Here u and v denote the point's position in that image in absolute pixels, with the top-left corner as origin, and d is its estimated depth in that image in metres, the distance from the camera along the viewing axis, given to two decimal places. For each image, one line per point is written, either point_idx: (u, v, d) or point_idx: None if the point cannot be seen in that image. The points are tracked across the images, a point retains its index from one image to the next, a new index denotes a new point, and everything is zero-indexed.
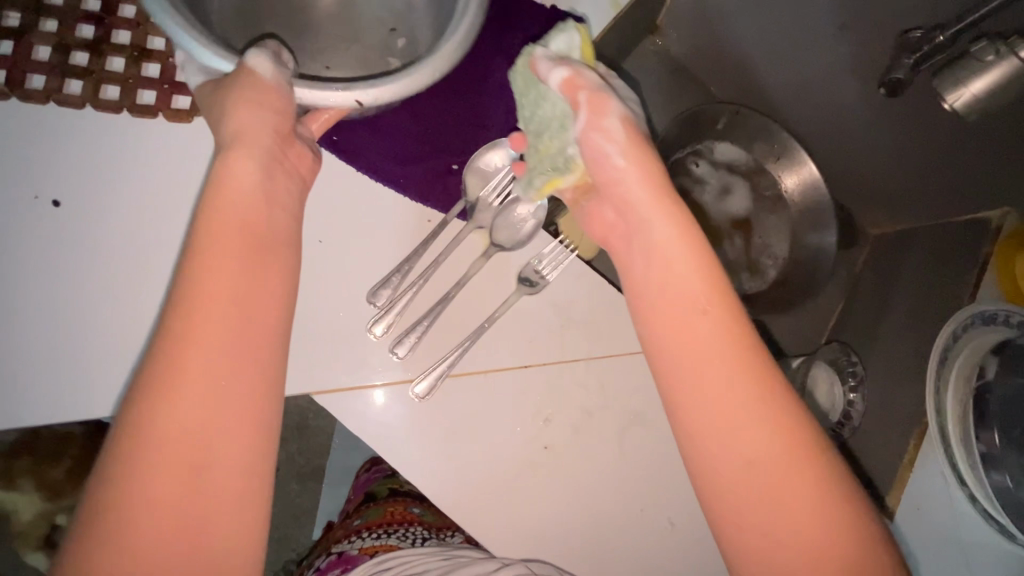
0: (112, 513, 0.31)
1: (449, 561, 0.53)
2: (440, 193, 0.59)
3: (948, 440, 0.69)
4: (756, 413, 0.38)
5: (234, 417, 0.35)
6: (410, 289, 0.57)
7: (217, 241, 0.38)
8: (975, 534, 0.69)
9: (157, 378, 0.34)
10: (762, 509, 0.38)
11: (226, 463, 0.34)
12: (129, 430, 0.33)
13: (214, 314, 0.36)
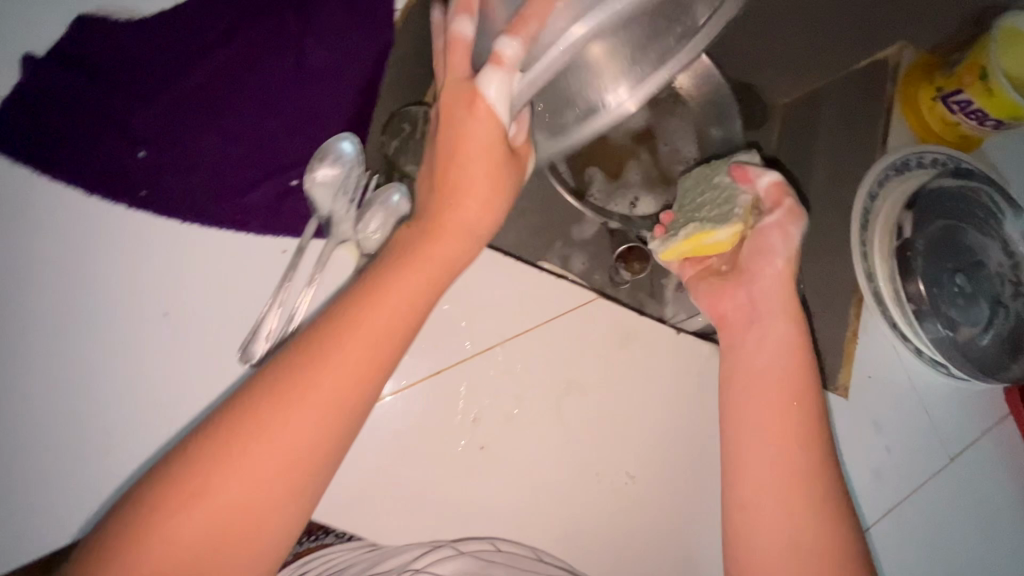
0: (148, 532, 0.33)
1: (376, 552, 0.52)
2: (290, 217, 0.53)
3: (885, 300, 0.68)
4: (791, 462, 0.49)
5: (293, 475, 0.36)
6: (284, 334, 0.50)
7: (376, 312, 0.39)
8: (931, 385, 0.70)
9: (255, 401, 0.36)
10: (774, 528, 0.48)
11: (270, 532, 0.36)
12: (206, 442, 0.36)
13: (333, 383, 0.38)
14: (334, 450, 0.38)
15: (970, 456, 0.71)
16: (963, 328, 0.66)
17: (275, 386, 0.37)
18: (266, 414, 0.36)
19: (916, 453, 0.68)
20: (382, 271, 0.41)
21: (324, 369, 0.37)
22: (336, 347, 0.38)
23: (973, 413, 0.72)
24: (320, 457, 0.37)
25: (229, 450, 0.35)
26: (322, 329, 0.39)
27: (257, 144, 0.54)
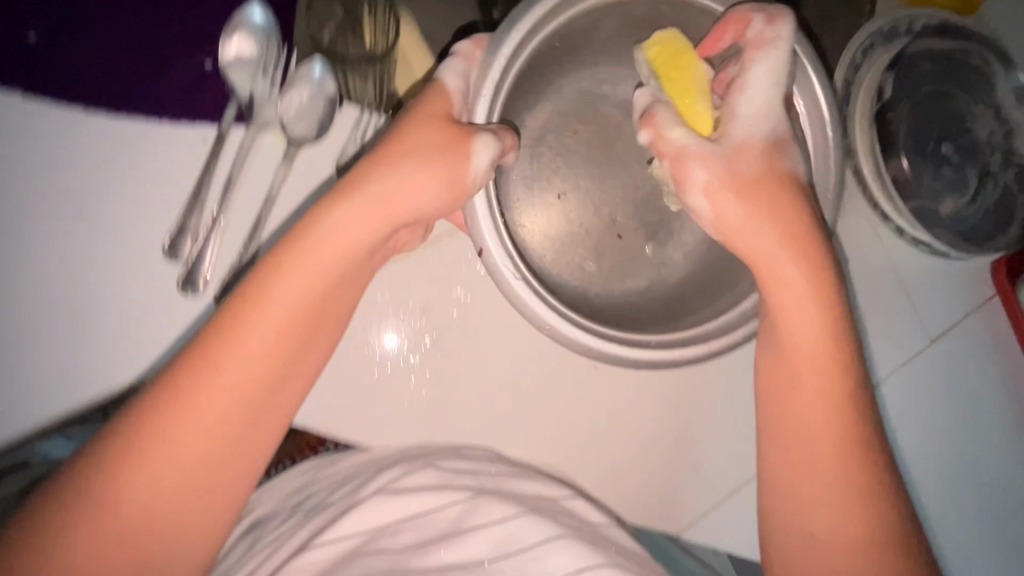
0: (100, 510, 0.37)
1: (355, 467, 0.57)
2: (208, 107, 0.51)
3: (866, 176, 0.63)
4: (835, 451, 0.45)
5: (196, 490, 0.40)
6: (214, 225, 0.49)
7: (263, 332, 0.41)
8: (912, 265, 0.66)
9: (137, 438, 0.38)
10: (811, 523, 0.45)
11: (214, 501, 0.41)
12: (130, 428, 0.38)
13: (238, 368, 0.41)
14: (257, 426, 0.42)
15: (956, 334, 0.68)
16: (947, 200, 0.62)
17: (186, 378, 0.40)
18: (175, 415, 0.39)
19: (892, 335, 0.66)
20: (280, 264, 0.43)
21: (232, 354, 0.40)
22: (243, 338, 0.41)
23: (961, 290, 0.68)
24: (243, 437, 0.41)
25: (157, 436, 0.38)
26: (220, 323, 0.41)
27: (174, 37, 0.55)
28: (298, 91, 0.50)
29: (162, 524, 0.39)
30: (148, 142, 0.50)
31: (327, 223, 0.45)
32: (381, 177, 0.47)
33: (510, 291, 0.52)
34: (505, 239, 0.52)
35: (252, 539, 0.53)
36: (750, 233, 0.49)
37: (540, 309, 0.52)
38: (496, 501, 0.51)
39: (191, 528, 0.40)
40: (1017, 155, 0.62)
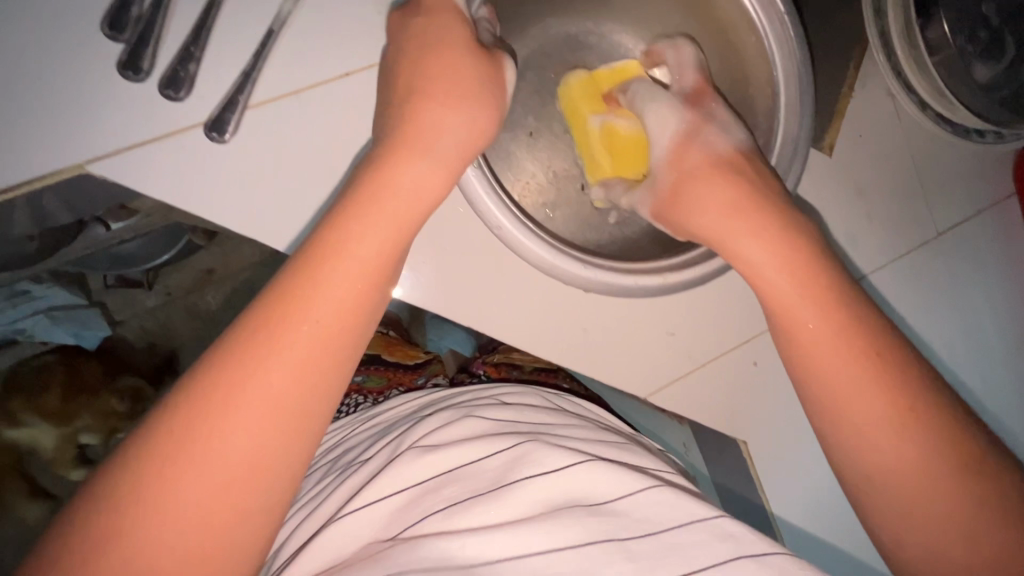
0: (150, 490, 0.29)
1: (379, 425, 0.55)
2: None
3: (891, 40, 0.57)
4: (881, 420, 0.39)
5: (278, 455, 0.32)
6: (157, 10, 0.42)
7: (339, 269, 0.35)
8: (930, 145, 0.62)
9: (205, 394, 0.31)
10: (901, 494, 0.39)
11: (275, 488, 0.33)
12: (187, 398, 0.31)
13: (317, 320, 0.34)
14: (331, 393, 0.35)
15: (969, 230, 0.64)
16: (980, 67, 0.56)
17: (256, 337, 0.33)
18: (246, 371, 0.32)
19: (904, 223, 0.62)
20: (352, 210, 0.37)
21: (310, 308, 0.34)
22: (321, 287, 0.34)
23: (980, 184, 0.64)
24: (319, 408, 0.34)
25: (222, 403, 0.31)
26: (294, 275, 0.35)
27: None
28: None
29: (223, 525, 0.31)
30: None
31: (397, 178, 0.40)
32: (424, 114, 0.43)
33: (482, 209, 0.46)
34: (509, 206, 0.47)
35: (298, 499, 0.51)
36: (705, 201, 0.48)
37: (542, 250, 0.47)
38: (542, 451, 0.44)
39: (258, 520, 0.32)
40: None
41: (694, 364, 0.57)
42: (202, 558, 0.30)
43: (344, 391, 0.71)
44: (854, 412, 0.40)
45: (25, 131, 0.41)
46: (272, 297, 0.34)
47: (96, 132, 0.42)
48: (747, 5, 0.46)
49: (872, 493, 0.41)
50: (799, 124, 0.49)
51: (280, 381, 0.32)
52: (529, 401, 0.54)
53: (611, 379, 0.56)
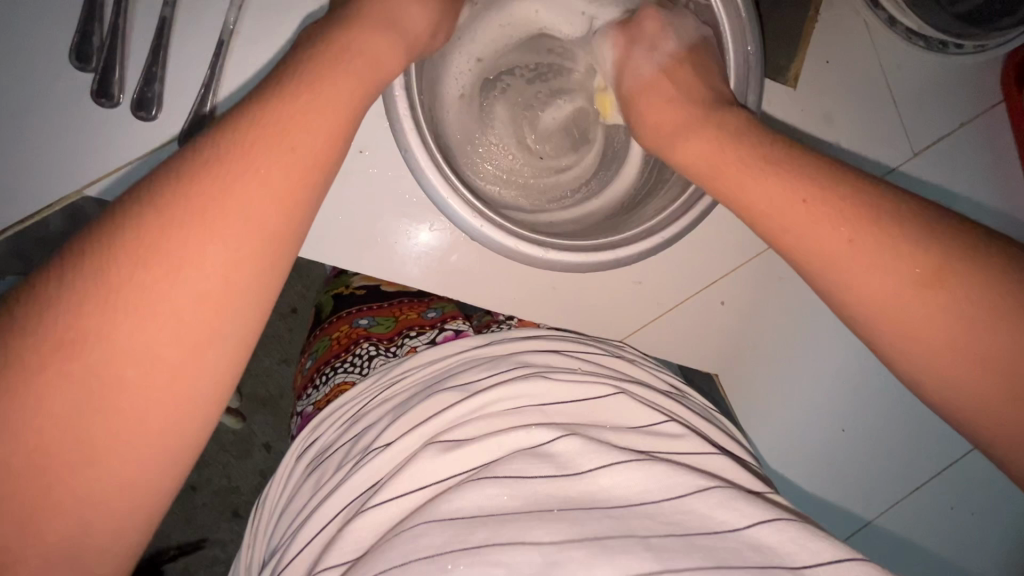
0: (54, 359, 0.25)
1: (393, 389, 0.54)
2: None
3: None
4: (896, 281, 0.36)
5: (201, 349, 0.28)
6: (117, 36, 0.46)
7: (286, 146, 0.31)
8: (901, 62, 0.60)
9: (122, 245, 0.27)
10: (943, 358, 0.35)
11: (201, 376, 0.28)
12: (100, 257, 0.27)
13: (257, 200, 0.30)
14: (264, 282, 0.30)
15: (949, 143, 0.62)
16: None
17: (172, 207, 0.28)
18: (181, 228, 0.28)
19: (879, 145, 0.61)
20: (299, 86, 0.34)
21: (243, 187, 0.30)
22: (255, 165, 0.30)
23: (958, 95, 0.62)
24: (248, 293, 0.30)
25: (142, 269, 0.27)
26: (223, 152, 0.30)
27: None
28: None
29: (144, 407, 0.27)
30: None
31: (362, 41, 0.39)
32: (365, 38, 0.39)
33: (426, 185, 0.46)
34: (431, 144, 0.46)
35: (314, 481, 0.50)
36: (643, 107, 0.54)
37: (464, 212, 0.47)
38: (576, 445, 0.43)
39: (175, 413, 0.28)
40: None
41: (662, 311, 0.61)
42: (105, 448, 0.26)
43: (350, 341, 0.66)
44: (829, 259, 0.39)
45: (21, 166, 0.46)
46: (199, 166, 0.29)
47: (81, 156, 0.47)
48: None
49: (862, 318, 0.38)
50: (751, 86, 0.49)
51: (214, 257, 0.28)
52: (556, 363, 0.52)
53: (572, 324, 0.60)
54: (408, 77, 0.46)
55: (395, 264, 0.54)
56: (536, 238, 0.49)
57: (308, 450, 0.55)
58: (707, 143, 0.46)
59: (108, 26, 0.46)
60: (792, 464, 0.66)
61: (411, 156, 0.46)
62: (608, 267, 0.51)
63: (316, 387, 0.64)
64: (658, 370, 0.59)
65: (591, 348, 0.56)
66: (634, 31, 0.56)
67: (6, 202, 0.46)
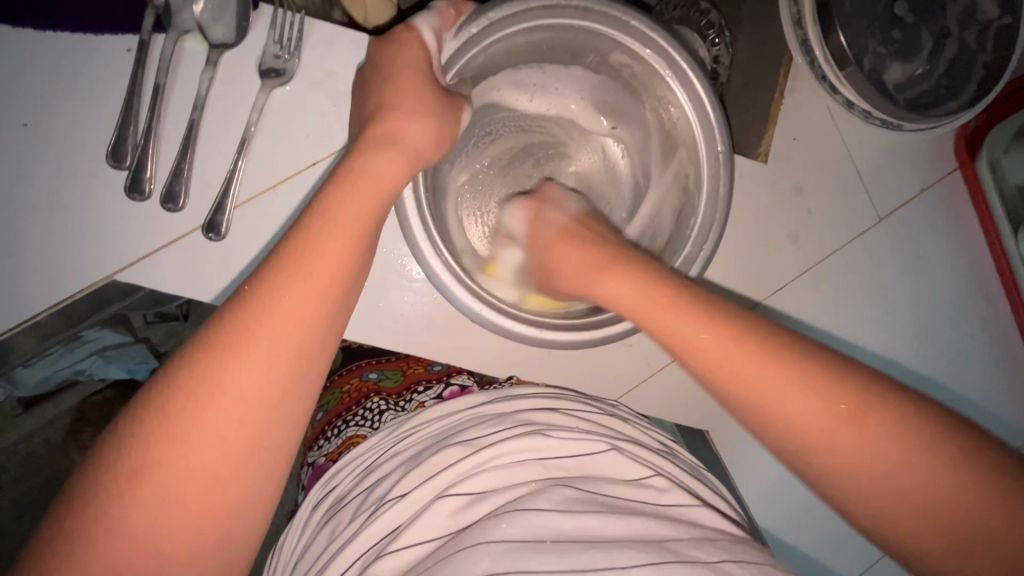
0: (134, 482, 0.31)
1: (400, 443, 0.56)
2: (122, 8, 0.50)
3: (812, 48, 0.61)
4: (813, 406, 0.38)
5: (250, 456, 0.34)
6: (150, 136, 0.50)
7: (308, 272, 0.37)
8: (863, 138, 0.65)
9: (182, 379, 0.33)
10: (881, 483, 0.36)
11: (251, 481, 0.35)
12: (166, 389, 0.33)
13: (286, 326, 0.35)
14: (296, 395, 0.36)
15: (912, 208, 0.68)
16: (895, 66, 0.62)
17: (219, 341, 0.34)
18: (226, 359, 0.34)
19: (847, 213, 0.66)
20: (323, 212, 0.40)
21: (270, 319, 0.35)
22: (285, 293, 0.36)
23: (915, 167, 0.68)
24: (282, 408, 0.35)
25: (196, 402, 0.33)
26: (256, 292, 0.36)
27: None
28: None
29: (205, 513, 0.33)
30: (70, 61, 0.49)
31: (376, 157, 0.45)
32: (367, 161, 0.44)
33: (428, 267, 0.50)
34: (433, 232, 0.51)
35: (330, 530, 0.52)
36: (564, 263, 0.54)
37: (465, 298, 0.51)
38: (566, 494, 0.47)
39: (233, 512, 0.34)
40: (981, 15, 0.60)
41: (652, 370, 0.64)
42: (179, 543, 0.32)
43: (360, 395, 0.66)
44: (751, 387, 0.40)
45: (58, 255, 0.50)
46: (236, 305, 0.35)
47: (113, 243, 0.51)
48: (680, 99, 0.52)
49: (790, 447, 0.39)
50: (723, 180, 0.52)
51: (253, 381, 0.34)
52: (555, 419, 0.55)
53: (569, 384, 0.64)
54: (415, 182, 0.50)
55: (403, 332, 0.58)
56: (533, 321, 0.53)
57: (324, 499, 0.57)
58: (625, 280, 0.48)
59: (142, 127, 0.50)
60: (779, 514, 0.69)
61: (417, 249, 0.50)
62: (599, 343, 0.54)
63: (327, 439, 0.66)
64: (647, 422, 0.62)
65: (587, 407, 0.59)
66: (542, 198, 0.61)
67: (46, 288, 0.50)
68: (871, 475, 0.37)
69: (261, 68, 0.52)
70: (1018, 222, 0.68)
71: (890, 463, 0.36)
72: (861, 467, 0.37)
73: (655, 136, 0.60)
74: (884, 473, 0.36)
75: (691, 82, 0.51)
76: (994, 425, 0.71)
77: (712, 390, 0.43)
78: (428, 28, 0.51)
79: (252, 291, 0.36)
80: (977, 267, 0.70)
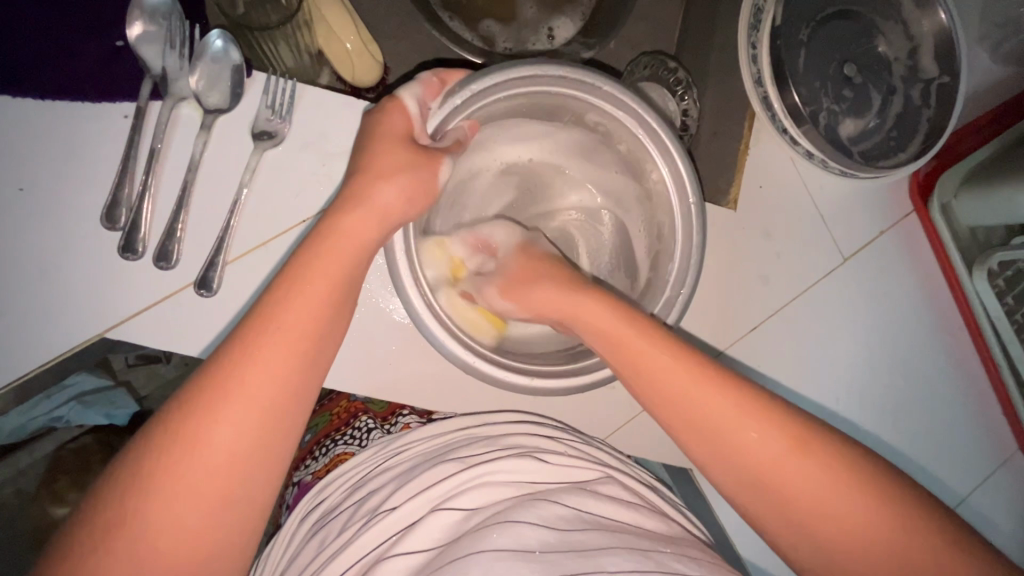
0: (111, 537, 0.33)
1: (387, 462, 0.57)
2: (119, 78, 0.52)
3: (772, 104, 0.64)
4: (755, 435, 0.45)
5: (227, 508, 0.36)
6: (145, 197, 0.52)
7: (285, 330, 0.39)
8: (823, 186, 0.70)
9: (161, 436, 0.35)
10: (818, 521, 0.43)
11: (229, 530, 0.36)
12: (147, 447, 0.34)
13: (262, 384, 0.37)
14: (272, 448, 0.38)
15: (873, 248, 0.72)
16: (847, 121, 0.66)
17: (198, 400, 0.36)
18: (205, 418, 0.35)
19: (814, 254, 0.70)
20: (305, 270, 0.42)
21: (250, 376, 0.37)
22: (261, 353, 0.38)
23: (875, 211, 0.72)
24: (258, 462, 0.37)
25: (170, 456, 0.34)
26: (230, 351, 0.38)
27: (56, 14, 0.52)
28: (203, 62, 0.53)
29: (183, 564, 0.34)
30: (70, 127, 0.51)
31: (349, 217, 0.47)
32: (343, 219, 0.47)
33: (419, 321, 0.52)
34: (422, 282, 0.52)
35: (316, 544, 0.52)
36: (539, 298, 0.58)
37: (455, 346, 0.53)
38: (557, 511, 0.48)
39: (209, 562, 0.35)
40: (922, 73, 0.66)
41: (636, 411, 0.66)
42: None
43: (349, 415, 0.67)
44: (702, 411, 0.47)
45: (50, 313, 0.51)
46: (216, 364, 0.37)
47: (106, 300, 0.52)
48: (652, 154, 0.55)
49: (739, 490, 0.46)
50: (694, 231, 0.56)
51: (228, 439, 0.36)
52: (538, 443, 0.56)
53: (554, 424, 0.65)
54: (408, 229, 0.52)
55: (394, 378, 0.60)
56: (514, 367, 0.54)
57: (312, 511, 0.57)
58: (613, 315, 0.52)
59: (138, 189, 0.52)
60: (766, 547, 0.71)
61: (411, 304, 0.52)
62: (581, 388, 0.56)
63: (315, 458, 0.66)
64: (630, 459, 0.63)
65: (573, 436, 0.60)
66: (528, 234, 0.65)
67: (38, 345, 0.51)
68: (830, 522, 0.42)
69: (255, 131, 0.54)
70: (972, 261, 0.72)
71: (849, 513, 0.42)
72: (798, 480, 0.43)
73: (633, 186, 0.63)
74: (823, 521, 0.42)
75: (658, 135, 0.55)
76: (961, 456, 0.74)
77: (656, 408, 0.49)
78: (410, 97, 0.55)
79: (229, 350, 0.38)
80: (937, 305, 0.74)
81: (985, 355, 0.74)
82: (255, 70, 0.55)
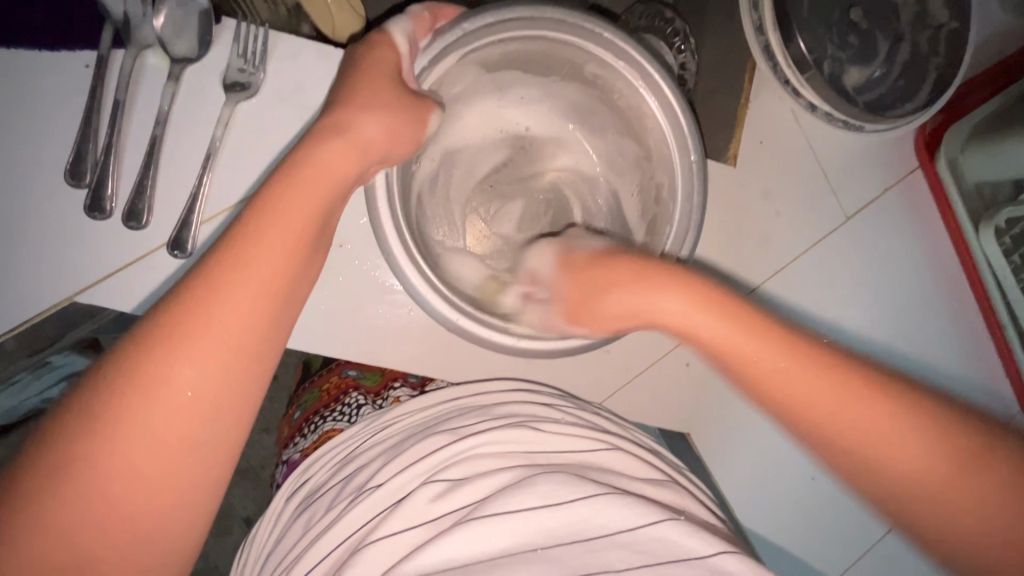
0: (64, 481, 0.30)
1: (376, 435, 0.55)
2: (78, 25, 0.49)
3: (774, 54, 0.62)
4: (778, 359, 0.40)
5: (190, 456, 0.34)
6: (110, 152, 0.49)
7: (257, 265, 0.36)
8: (826, 141, 0.67)
9: (121, 374, 0.32)
10: (863, 444, 0.37)
11: (194, 479, 0.34)
12: (105, 384, 0.32)
13: (230, 320, 0.34)
14: (242, 387, 0.35)
15: (876, 207, 0.69)
16: (852, 70, 0.63)
17: (161, 335, 0.33)
18: (168, 353, 0.33)
19: (816, 213, 0.67)
20: (278, 202, 0.39)
21: (218, 312, 0.34)
22: (228, 291, 0.35)
23: (877, 168, 0.70)
24: (225, 407, 0.35)
25: (133, 399, 0.32)
26: (197, 285, 0.34)
27: None
28: (168, 6, 0.49)
29: (146, 513, 0.32)
30: (28, 78, 0.48)
31: (323, 153, 0.43)
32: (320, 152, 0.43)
33: (407, 281, 0.50)
34: (409, 239, 0.49)
35: (303, 523, 0.51)
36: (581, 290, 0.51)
37: (444, 307, 0.50)
38: (556, 482, 0.45)
39: (171, 512, 0.33)
40: (931, 19, 0.63)
41: (630, 376, 0.64)
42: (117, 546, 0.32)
43: (339, 391, 0.64)
44: (711, 332, 0.44)
45: (16, 277, 0.48)
46: (181, 297, 0.34)
47: (73, 263, 0.49)
48: (652, 102, 0.53)
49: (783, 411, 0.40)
50: (695, 184, 0.53)
51: (193, 378, 0.33)
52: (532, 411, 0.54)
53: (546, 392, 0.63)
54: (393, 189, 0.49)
55: (381, 346, 0.58)
56: (507, 327, 0.52)
57: (300, 490, 0.55)
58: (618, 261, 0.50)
59: (102, 144, 0.49)
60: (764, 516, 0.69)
61: (397, 266, 0.50)
62: (571, 351, 0.54)
63: (304, 436, 0.64)
64: (630, 421, 0.61)
65: (570, 403, 0.58)
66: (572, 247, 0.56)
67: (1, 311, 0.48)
68: (857, 427, 0.37)
69: (225, 81, 0.51)
70: (978, 219, 0.69)
71: (893, 426, 0.36)
72: (851, 402, 0.37)
73: (629, 145, 0.60)
74: (858, 439, 0.37)
75: (661, 86, 0.52)
76: None
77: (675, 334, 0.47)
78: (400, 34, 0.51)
79: (196, 283, 0.35)
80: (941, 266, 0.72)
81: (991, 317, 0.72)
82: (223, 15, 0.52)
